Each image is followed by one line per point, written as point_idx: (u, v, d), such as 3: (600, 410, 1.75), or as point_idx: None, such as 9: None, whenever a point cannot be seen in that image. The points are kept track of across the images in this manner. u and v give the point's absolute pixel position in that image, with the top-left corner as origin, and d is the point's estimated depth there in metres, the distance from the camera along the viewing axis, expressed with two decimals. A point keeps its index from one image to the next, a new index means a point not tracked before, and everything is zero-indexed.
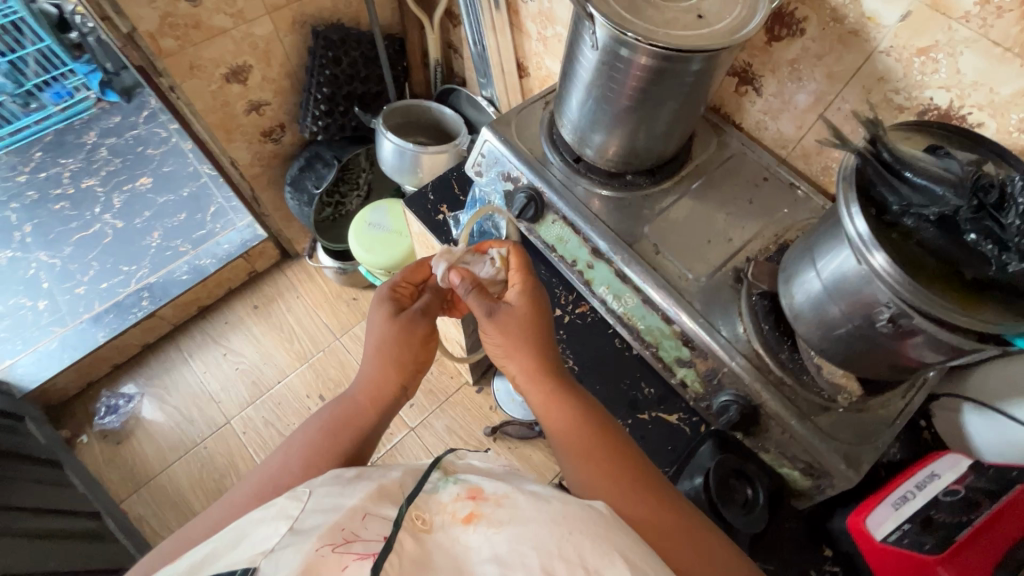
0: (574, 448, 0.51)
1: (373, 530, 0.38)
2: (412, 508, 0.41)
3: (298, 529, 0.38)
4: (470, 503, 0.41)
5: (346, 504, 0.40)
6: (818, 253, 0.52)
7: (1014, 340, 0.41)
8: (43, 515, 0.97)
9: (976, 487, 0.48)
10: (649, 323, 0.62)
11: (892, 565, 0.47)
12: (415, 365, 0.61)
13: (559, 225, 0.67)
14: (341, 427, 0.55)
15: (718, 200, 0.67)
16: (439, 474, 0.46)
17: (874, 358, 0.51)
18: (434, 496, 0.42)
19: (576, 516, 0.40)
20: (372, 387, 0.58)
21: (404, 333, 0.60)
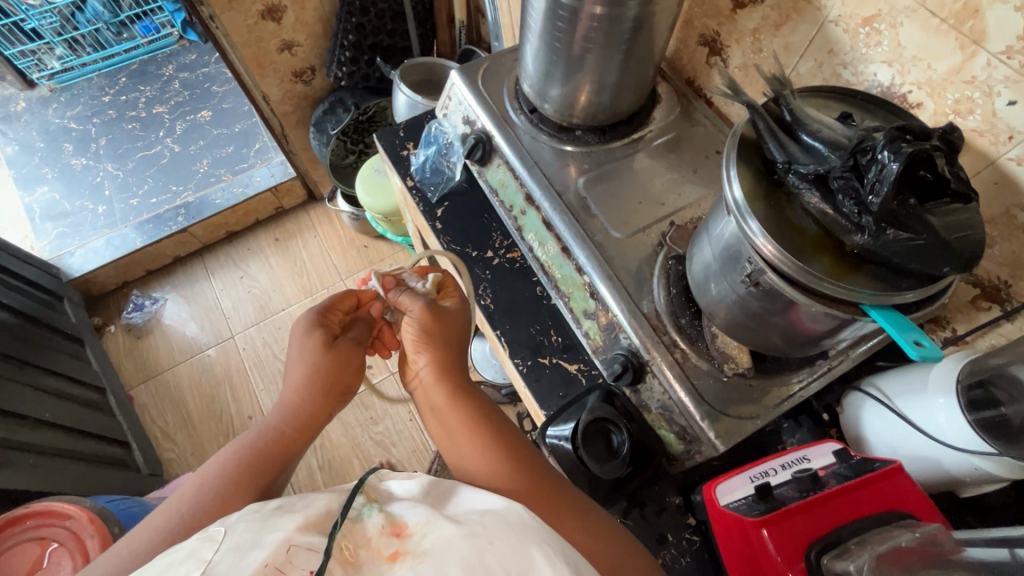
0: (470, 450, 0.49)
1: (298, 566, 0.36)
2: (337, 537, 0.39)
3: (213, 572, 0.34)
4: (394, 541, 0.38)
5: (268, 540, 0.37)
6: (712, 218, 0.51)
7: (868, 309, 0.40)
8: (53, 378, 1.11)
9: (834, 473, 0.46)
10: (565, 273, 0.63)
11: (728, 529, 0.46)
12: (341, 391, 0.59)
13: (503, 169, 0.69)
14: (259, 454, 0.50)
15: (662, 168, 0.67)
16: (363, 497, 0.43)
17: (758, 327, 0.50)
18: (357, 525, 0.40)
19: (508, 527, 0.38)
20: (293, 413, 0.54)
21: (337, 359, 0.58)
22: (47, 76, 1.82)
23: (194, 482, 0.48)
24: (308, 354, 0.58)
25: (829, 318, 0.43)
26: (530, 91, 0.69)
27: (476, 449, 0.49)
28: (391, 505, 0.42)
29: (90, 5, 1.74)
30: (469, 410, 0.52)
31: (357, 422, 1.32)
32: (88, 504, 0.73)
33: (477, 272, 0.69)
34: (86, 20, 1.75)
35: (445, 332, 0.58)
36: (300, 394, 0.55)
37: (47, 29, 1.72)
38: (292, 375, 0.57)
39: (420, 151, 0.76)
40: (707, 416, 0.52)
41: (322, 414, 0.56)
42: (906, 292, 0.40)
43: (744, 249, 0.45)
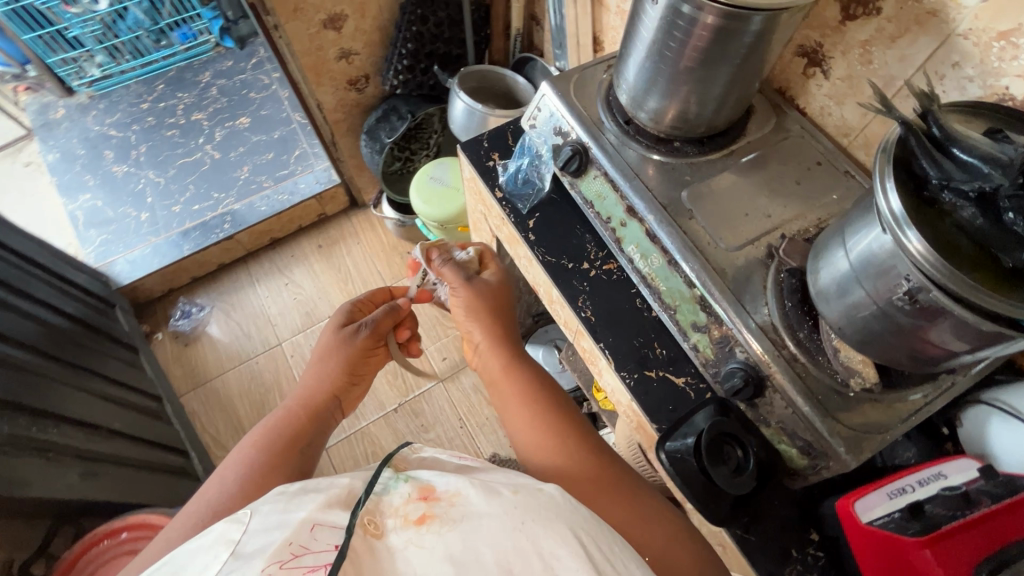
0: (514, 412, 0.61)
1: (321, 540, 0.40)
2: (361, 513, 0.43)
3: (242, 552, 0.38)
4: (423, 505, 0.44)
5: (294, 518, 0.41)
6: (849, 233, 0.50)
7: None
8: (115, 387, 1.11)
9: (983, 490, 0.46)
10: (671, 286, 0.63)
11: (877, 548, 0.46)
12: (350, 375, 0.69)
13: (600, 181, 0.69)
14: (274, 429, 0.58)
15: (763, 179, 0.67)
16: (391, 472, 0.48)
17: (895, 342, 0.50)
18: (386, 497, 0.45)
19: (534, 508, 0.43)
20: (303, 392, 0.65)
21: (339, 343, 0.70)
22: (86, 84, 1.82)
23: (223, 468, 0.53)
24: (325, 338, 0.72)
25: (984, 335, 0.43)
26: (627, 102, 0.69)
27: (522, 410, 0.61)
28: (418, 476, 0.48)
29: (131, 13, 1.75)
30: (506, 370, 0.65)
31: (408, 429, 1.32)
32: None
33: (575, 283, 0.69)
34: (127, 28, 1.77)
35: (485, 307, 0.71)
36: (315, 374, 0.67)
37: (89, 37, 1.73)
38: (310, 364, 0.69)
39: (509, 162, 0.76)
40: (837, 432, 0.52)
41: (327, 392, 0.65)
42: None
43: (897, 258, 0.45)
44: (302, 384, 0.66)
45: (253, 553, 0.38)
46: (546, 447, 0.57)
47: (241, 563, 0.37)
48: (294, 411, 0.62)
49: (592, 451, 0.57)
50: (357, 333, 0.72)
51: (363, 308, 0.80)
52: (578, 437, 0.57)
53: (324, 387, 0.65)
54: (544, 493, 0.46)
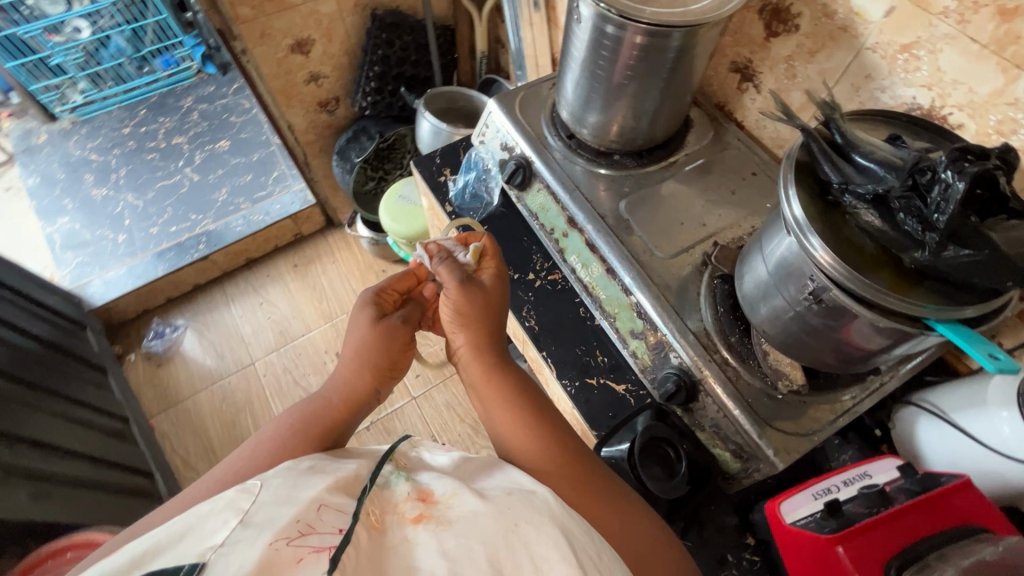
0: (508, 432, 0.53)
1: (329, 522, 0.38)
2: (365, 503, 0.42)
3: (251, 520, 0.37)
4: (420, 505, 0.42)
5: (302, 497, 0.40)
6: (766, 240, 0.52)
7: (933, 324, 0.41)
8: (81, 408, 1.11)
9: (902, 488, 0.46)
10: (611, 294, 0.64)
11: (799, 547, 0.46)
12: (390, 369, 0.61)
13: (544, 194, 0.71)
14: (306, 422, 0.53)
15: (701, 188, 0.69)
16: (393, 467, 0.47)
17: (813, 344, 0.51)
18: (387, 492, 0.44)
19: (534, 511, 0.41)
20: (345, 388, 0.57)
21: (385, 338, 0.60)
22: (68, 110, 1.85)
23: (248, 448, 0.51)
24: (356, 331, 0.60)
25: (890, 334, 0.44)
26: (568, 117, 0.71)
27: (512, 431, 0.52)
28: (420, 476, 0.46)
29: (113, 41, 1.78)
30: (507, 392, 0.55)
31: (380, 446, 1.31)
32: None
33: (520, 293, 0.70)
34: (109, 55, 1.80)
35: (481, 314, 0.60)
36: (349, 365, 0.58)
37: (72, 64, 1.76)
38: (345, 355, 0.59)
39: (459, 177, 0.79)
40: (765, 434, 0.53)
41: (368, 390, 0.58)
42: (966, 309, 0.40)
43: (804, 264, 0.46)
44: (342, 376, 0.58)
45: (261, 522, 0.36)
46: (552, 473, 0.49)
47: (250, 529, 0.36)
48: (330, 402, 0.56)
49: (598, 484, 0.49)
50: (396, 323, 0.62)
51: (389, 299, 0.66)
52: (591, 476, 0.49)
53: (365, 382, 0.58)
54: (538, 497, 0.43)
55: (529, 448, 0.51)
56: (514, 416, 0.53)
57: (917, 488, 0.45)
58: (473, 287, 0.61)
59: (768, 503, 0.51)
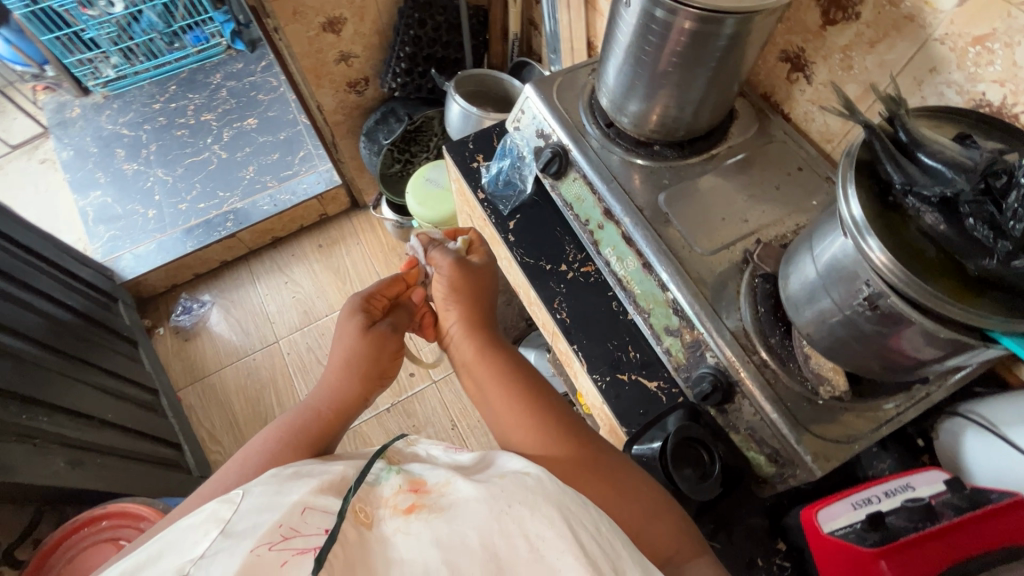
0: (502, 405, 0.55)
1: (312, 524, 0.39)
2: (353, 500, 0.42)
3: (232, 529, 0.38)
4: (411, 496, 0.43)
5: (286, 501, 0.40)
6: (817, 240, 0.50)
7: (999, 336, 0.39)
8: (113, 379, 1.14)
9: (948, 503, 0.45)
10: (646, 289, 0.63)
11: (833, 555, 0.45)
12: (379, 376, 0.64)
13: (580, 184, 0.70)
14: (296, 433, 0.54)
15: (743, 182, 0.67)
16: (382, 464, 0.48)
17: (861, 350, 0.49)
18: (376, 488, 0.44)
19: (518, 490, 0.42)
20: (335, 397, 0.59)
21: (374, 347, 0.63)
22: (101, 84, 1.87)
23: (247, 456, 0.52)
24: (346, 337, 0.63)
25: (948, 345, 0.42)
26: (608, 105, 0.69)
27: (509, 405, 0.55)
28: (410, 470, 0.47)
29: (145, 16, 1.79)
30: (496, 367, 0.58)
31: (400, 427, 1.33)
32: (162, 507, 0.75)
33: (552, 285, 0.69)
34: (141, 30, 1.81)
35: (471, 292, 0.65)
36: (336, 375, 0.61)
37: (105, 38, 1.77)
38: (331, 362, 0.62)
39: (492, 164, 0.77)
40: (804, 439, 0.51)
41: (356, 394, 0.61)
42: None
43: (859, 265, 0.44)
44: (328, 382, 0.61)
45: (243, 532, 0.37)
46: (542, 443, 0.51)
47: (232, 540, 0.37)
48: (320, 412, 0.58)
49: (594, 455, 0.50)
50: (385, 332, 0.65)
51: (378, 304, 0.69)
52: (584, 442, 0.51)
53: (353, 389, 0.60)
54: (532, 478, 0.44)
55: (514, 419, 0.53)
56: (507, 392, 0.55)
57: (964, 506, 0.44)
58: (465, 268, 0.66)
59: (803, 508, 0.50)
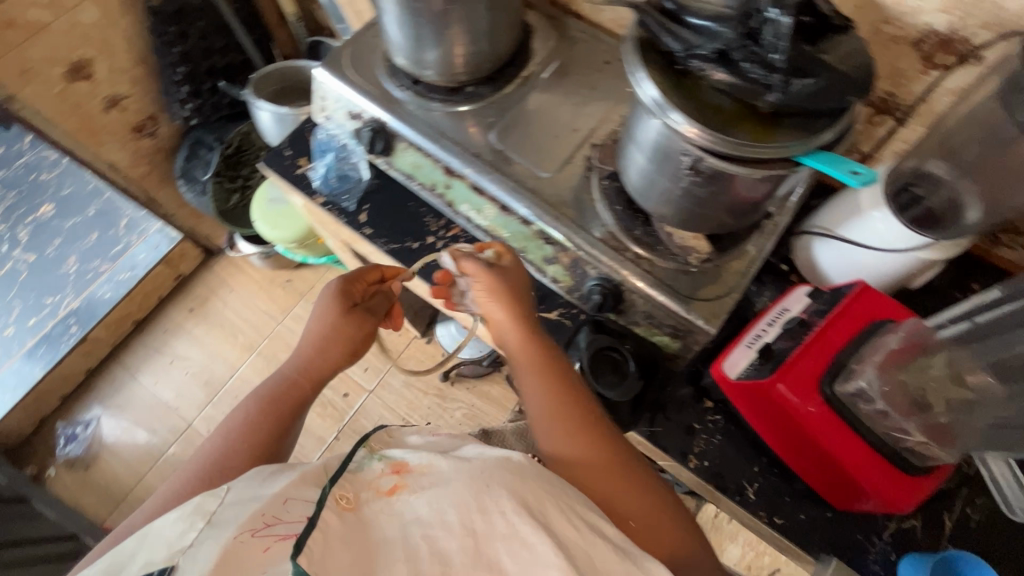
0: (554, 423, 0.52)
1: (293, 512, 0.41)
2: (336, 487, 0.44)
3: (217, 520, 0.40)
4: (394, 477, 0.46)
5: (265, 494, 0.42)
6: (635, 128, 0.51)
7: (800, 159, 0.43)
8: (14, 549, 0.99)
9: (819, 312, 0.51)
10: (513, 230, 0.63)
11: (748, 398, 0.50)
12: (351, 354, 0.64)
13: (412, 152, 0.66)
14: (276, 402, 0.59)
15: (562, 93, 0.68)
16: (365, 451, 0.49)
17: (707, 212, 0.52)
18: (360, 474, 0.46)
19: (492, 468, 0.45)
20: (307, 365, 0.61)
21: (353, 326, 0.62)
22: None
23: (231, 422, 0.57)
24: (318, 314, 0.62)
25: (766, 180, 0.46)
26: (406, 63, 0.65)
27: (550, 411, 0.52)
28: (389, 453, 0.50)
29: None
30: (548, 378, 0.53)
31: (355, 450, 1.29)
32: None
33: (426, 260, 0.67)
34: None
35: (514, 296, 0.56)
36: (312, 348, 0.61)
37: None
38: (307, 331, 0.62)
39: (317, 164, 0.72)
40: (693, 307, 0.55)
41: (328, 369, 0.62)
42: (819, 136, 0.42)
43: (674, 141, 0.46)
44: (301, 353, 0.62)
45: (221, 523, 0.39)
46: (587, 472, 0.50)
47: (217, 528, 0.39)
48: (295, 382, 0.61)
49: (632, 476, 0.50)
50: (360, 313, 0.63)
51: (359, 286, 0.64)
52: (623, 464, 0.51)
53: (329, 360, 0.62)
54: (511, 461, 0.47)
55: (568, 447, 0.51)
56: (568, 410, 0.52)
57: (828, 308, 0.50)
58: (498, 273, 0.56)
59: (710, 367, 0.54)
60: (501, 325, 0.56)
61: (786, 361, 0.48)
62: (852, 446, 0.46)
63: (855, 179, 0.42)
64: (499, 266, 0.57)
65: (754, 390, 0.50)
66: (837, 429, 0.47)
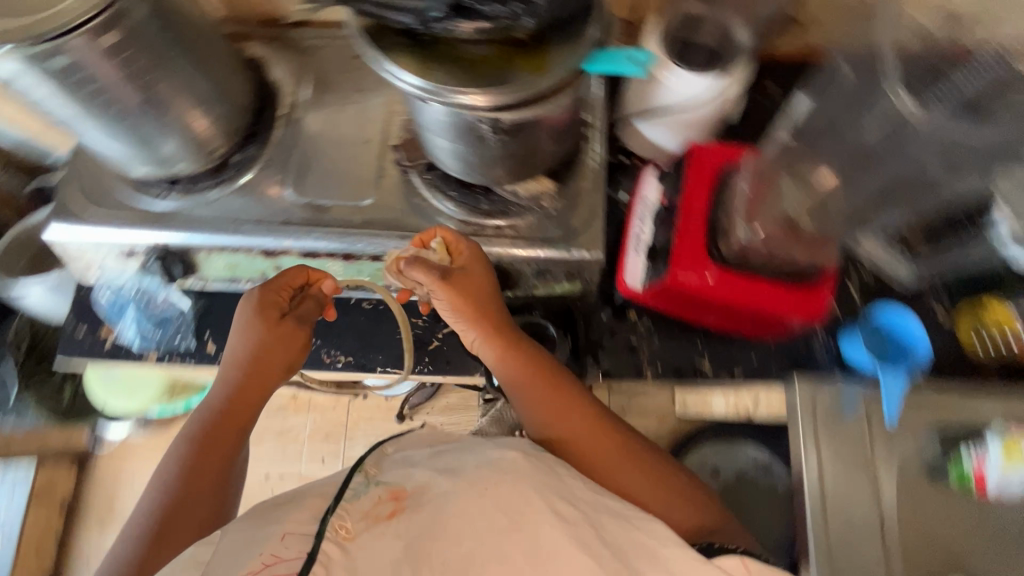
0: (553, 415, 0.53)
1: (292, 548, 0.39)
2: (334, 518, 0.41)
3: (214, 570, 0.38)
4: (392, 503, 0.42)
5: (264, 536, 0.40)
6: (420, 117, 0.47)
7: (585, 66, 0.42)
8: None
9: (672, 195, 0.54)
10: (370, 271, 0.59)
11: (660, 295, 0.54)
12: (287, 369, 0.55)
13: (216, 255, 0.57)
14: (212, 435, 0.52)
15: (333, 109, 0.61)
16: (360, 478, 0.46)
17: (532, 156, 0.51)
18: (357, 503, 0.43)
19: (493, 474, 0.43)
20: (238, 386, 0.53)
21: (276, 342, 0.53)
22: None
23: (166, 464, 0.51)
24: (240, 330, 0.53)
25: (565, 100, 0.45)
26: (146, 170, 0.55)
27: (543, 400, 0.53)
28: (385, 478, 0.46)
29: None
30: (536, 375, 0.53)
31: None
32: None
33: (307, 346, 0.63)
34: None
35: (478, 304, 0.53)
36: (241, 369, 0.53)
37: None
38: (232, 346, 0.53)
39: (121, 326, 0.62)
40: (573, 246, 0.54)
41: (262, 392, 0.54)
42: (588, 37, 0.41)
43: (463, 115, 0.43)
44: (225, 376, 0.53)
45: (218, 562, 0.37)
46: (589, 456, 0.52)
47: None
48: (225, 410, 0.53)
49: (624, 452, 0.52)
50: (286, 329, 0.54)
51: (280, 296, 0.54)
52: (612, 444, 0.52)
53: (260, 388, 0.54)
54: (507, 458, 0.45)
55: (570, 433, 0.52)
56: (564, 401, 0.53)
57: (679, 182, 0.54)
58: (458, 278, 0.52)
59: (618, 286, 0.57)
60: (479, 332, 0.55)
61: (674, 248, 0.51)
62: (755, 292, 0.50)
63: (640, 66, 0.47)
64: (454, 268, 0.52)
65: (661, 287, 0.53)
66: (735, 286, 0.50)
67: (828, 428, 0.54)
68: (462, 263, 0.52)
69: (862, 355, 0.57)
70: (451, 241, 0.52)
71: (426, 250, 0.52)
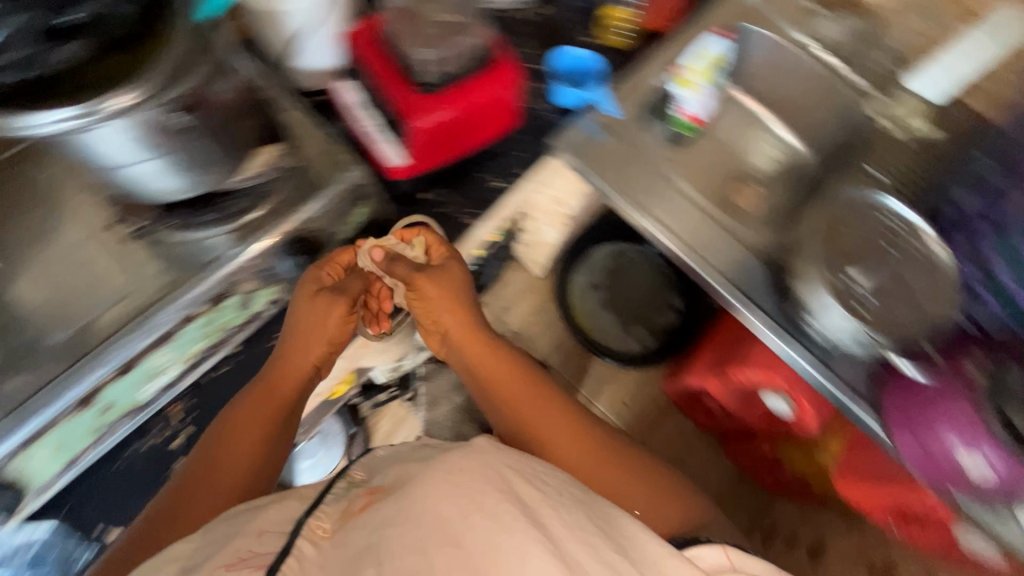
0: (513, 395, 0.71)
1: (265, 543, 0.52)
2: (309, 524, 0.55)
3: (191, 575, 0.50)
4: (365, 497, 0.58)
5: (229, 546, 0.52)
6: (100, 153, 0.49)
7: (195, 13, 0.48)
8: None
9: (372, 98, 0.73)
10: (195, 334, 0.66)
11: (420, 153, 0.72)
12: (331, 342, 0.72)
13: (41, 442, 0.60)
14: (263, 415, 0.68)
15: (48, 260, 0.63)
16: (342, 487, 0.62)
17: (233, 120, 0.57)
18: (338, 506, 0.58)
19: (472, 465, 0.56)
20: (287, 370, 0.71)
21: (315, 312, 0.71)
22: None
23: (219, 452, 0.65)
24: (300, 306, 0.71)
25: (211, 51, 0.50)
26: None
27: (529, 400, 0.71)
28: (363, 486, 0.61)
29: None
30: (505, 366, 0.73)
31: None
32: None
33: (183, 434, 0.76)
34: None
35: (444, 294, 0.73)
36: (285, 353, 0.71)
37: None
38: (290, 332, 0.72)
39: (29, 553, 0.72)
40: (276, 171, 0.62)
41: (303, 377, 0.71)
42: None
43: (137, 116, 0.46)
44: (283, 354, 0.72)
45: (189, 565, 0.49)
46: (573, 459, 0.66)
47: None
48: (274, 396, 0.70)
49: (611, 462, 0.66)
50: (335, 299, 0.71)
51: (332, 272, 0.73)
52: (612, 464, 0.66)
53: (299, 372, 0.71)
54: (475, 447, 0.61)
55: (559, 433, 0.68)
56: (547, 411, 0.70)
57: (364, 77, 0.73)
58: (433, 273, 0.73)
59: (395, 176, 0.75)
60: (443, 321, 0.75)
61: (400, 109, 0.70)
62: (467, 89, 0.70)
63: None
64: (430, 264, 0.74)
65: (415, 148, 0.72)
66: (449, 98, 0.69)
67: (594, 156, 0.69)
68: (438, 262, 0.75)
69: (570, 95, 0.82)
70: (428, 239, 0.75)
71: (406, 251, 0.74)
